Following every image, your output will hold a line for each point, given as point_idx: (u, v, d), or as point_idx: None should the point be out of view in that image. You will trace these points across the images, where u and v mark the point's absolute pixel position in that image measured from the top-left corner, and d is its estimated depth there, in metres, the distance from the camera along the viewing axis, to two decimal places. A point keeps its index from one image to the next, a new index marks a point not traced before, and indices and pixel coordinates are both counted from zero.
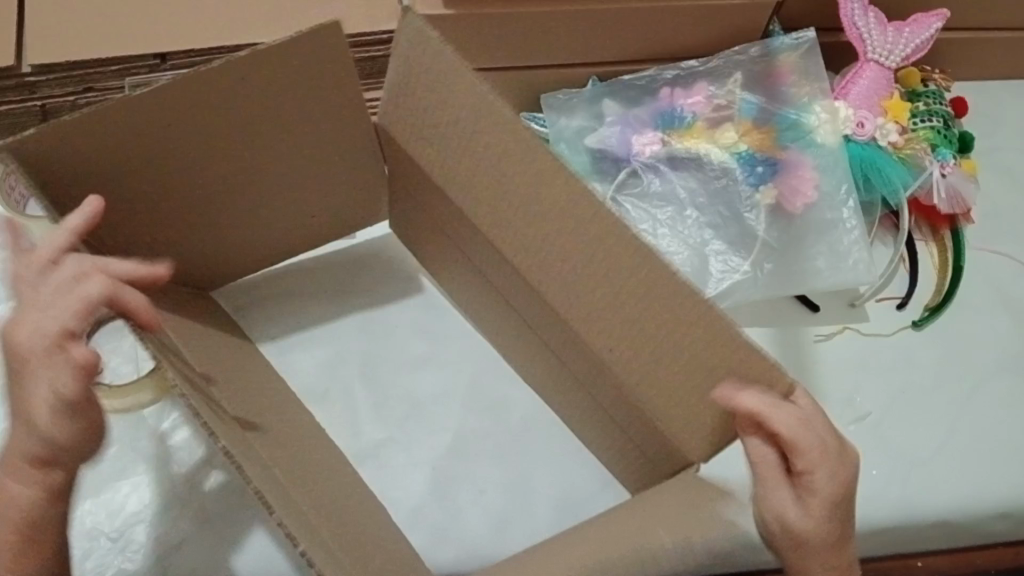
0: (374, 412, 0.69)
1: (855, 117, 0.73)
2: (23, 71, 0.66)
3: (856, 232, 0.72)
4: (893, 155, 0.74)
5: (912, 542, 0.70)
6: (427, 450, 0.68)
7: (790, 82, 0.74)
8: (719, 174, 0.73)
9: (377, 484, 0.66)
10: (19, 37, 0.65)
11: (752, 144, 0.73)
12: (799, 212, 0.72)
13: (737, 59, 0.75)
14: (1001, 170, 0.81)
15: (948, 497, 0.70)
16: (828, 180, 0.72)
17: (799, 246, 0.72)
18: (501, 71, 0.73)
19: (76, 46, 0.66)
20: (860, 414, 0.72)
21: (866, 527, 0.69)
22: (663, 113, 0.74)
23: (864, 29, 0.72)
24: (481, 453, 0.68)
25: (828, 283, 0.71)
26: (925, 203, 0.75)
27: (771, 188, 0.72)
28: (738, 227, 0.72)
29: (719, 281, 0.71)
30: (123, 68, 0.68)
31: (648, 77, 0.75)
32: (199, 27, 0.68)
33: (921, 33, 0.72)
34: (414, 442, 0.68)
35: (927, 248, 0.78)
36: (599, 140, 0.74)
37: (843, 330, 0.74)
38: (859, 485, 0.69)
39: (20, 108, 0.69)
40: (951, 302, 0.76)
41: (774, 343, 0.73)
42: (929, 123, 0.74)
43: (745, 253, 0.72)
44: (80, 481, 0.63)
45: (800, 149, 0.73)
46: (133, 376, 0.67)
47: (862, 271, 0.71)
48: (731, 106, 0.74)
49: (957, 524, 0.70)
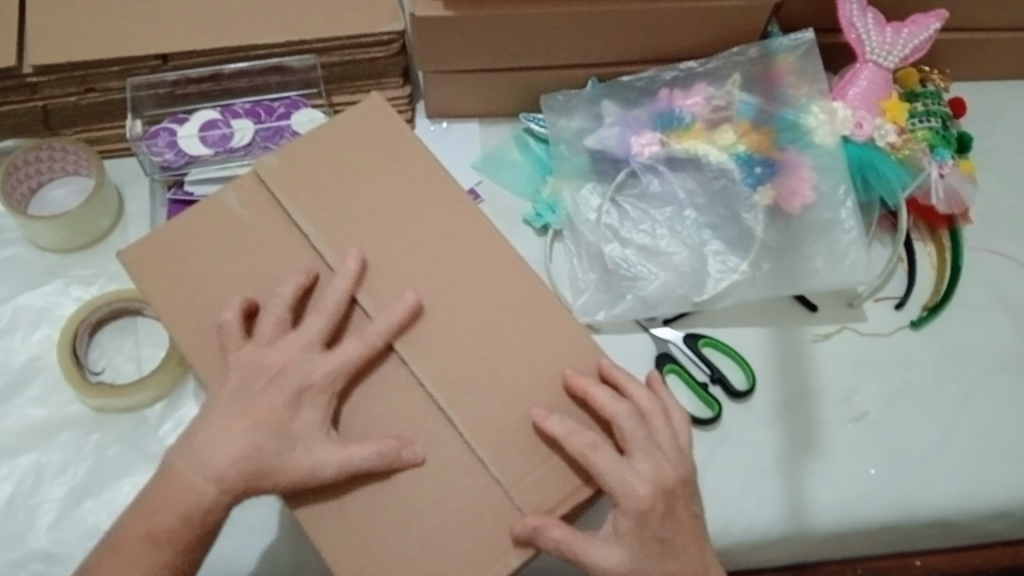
0: None
1: (854, 118, 0.73)
2: (25, 71, 0.66)
3: (853, 233, 0.72)
4: (892, 155, 0.74)
5: (909, 541, 0.71)
6: None
7: (789, 83, 0.74)
8: (718, 175, 0.73)
9: None
10: (20, 38, 0.66)
11: (751, 144, 0.74)
12: (796, 213, 0.72)
13: (737, 60, 0.75)
14: (1000, 171, 0.81)
15: (946, 496, 0.70)
16: (827, 181, 0.72)
17: (798, 246, 0.72)
18: (501, 73, 0.73)
19: (78, 44, 0.66)
20: (858, 413, 0.72)
21: (863, 525, 0.69)
22: (662, 114, 0.75)
23: (862, 30, 0.72)
24: None
25: (826, 283, 0.71)
26: (923, 204, 0.75)
27: (769, 188, 0.73)
28: (736, 227, 0.73)
29: (716, 283, 0.72)
30: (125, 69, 0.69)
31: (648, 78, 0.76)
32: (199, 27, 0.68)
33: (920, 34, 0.72)
34: None
35: (925, 248, 0.78)
36: (598, 140, 0.74)
37: (842, 329, 0.75)
38: (857, 485, 0.70)
39: (20, 108, 0.69)
40: (949, 302, 0.76)
41: (772, 344, 0.74)
42: (928, 124, 0.74)
43: (742, 253, 0.72)
44: (82, 480, 0.65)
45: (799, 150, 0.73)
46: (135, 375, 0.68)
47: (861, 271, 0.71)
48: (730, 107, 0.75)
49: (957, 524, 0.71)
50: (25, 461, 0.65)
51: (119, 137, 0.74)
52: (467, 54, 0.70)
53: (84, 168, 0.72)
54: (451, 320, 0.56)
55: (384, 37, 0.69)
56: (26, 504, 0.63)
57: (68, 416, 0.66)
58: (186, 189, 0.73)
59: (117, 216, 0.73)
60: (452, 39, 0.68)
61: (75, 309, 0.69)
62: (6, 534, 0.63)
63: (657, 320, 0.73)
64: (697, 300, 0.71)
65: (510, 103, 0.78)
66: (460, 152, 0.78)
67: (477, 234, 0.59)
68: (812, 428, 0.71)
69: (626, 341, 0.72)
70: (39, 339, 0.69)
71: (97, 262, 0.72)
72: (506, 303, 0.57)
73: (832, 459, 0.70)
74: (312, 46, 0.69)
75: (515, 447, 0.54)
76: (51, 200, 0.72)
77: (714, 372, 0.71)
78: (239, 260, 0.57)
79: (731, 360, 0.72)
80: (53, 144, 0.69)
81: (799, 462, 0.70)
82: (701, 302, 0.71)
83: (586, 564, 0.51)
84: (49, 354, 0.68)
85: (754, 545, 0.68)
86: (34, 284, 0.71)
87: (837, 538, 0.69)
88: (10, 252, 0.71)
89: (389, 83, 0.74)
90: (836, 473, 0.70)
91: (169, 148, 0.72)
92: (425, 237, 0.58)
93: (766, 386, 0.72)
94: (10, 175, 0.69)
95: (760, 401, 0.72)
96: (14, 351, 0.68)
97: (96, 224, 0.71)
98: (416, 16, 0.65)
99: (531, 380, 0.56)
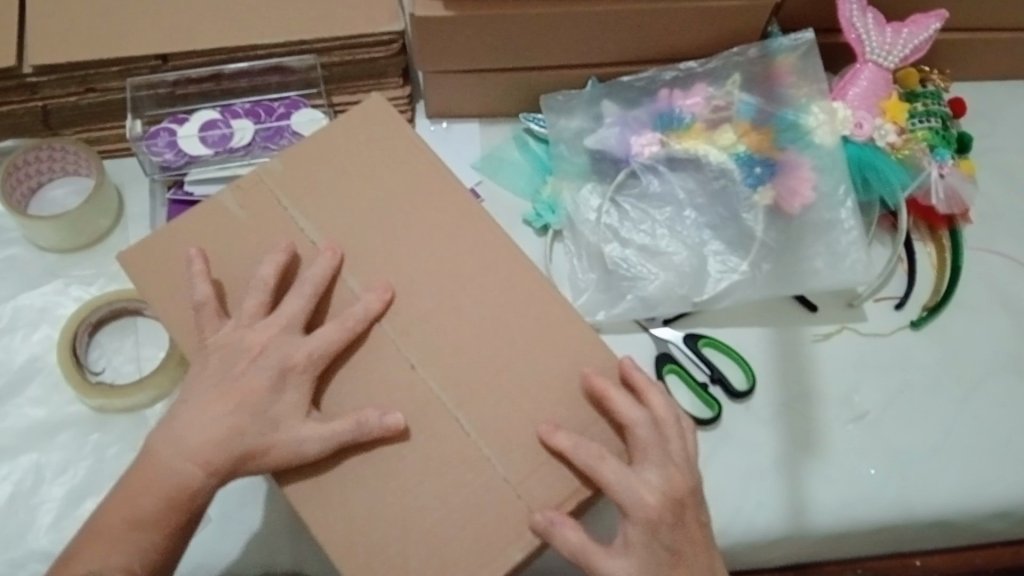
0: None
1: (853, 118, 0.73)
2: (25, 71, 0.66)
3: (853, 233, 0.72)
4: (892, 155, 0.74)
5: (910, 540, 0.71)
6: None
7: (789, 83, 0.74)
8: (717, 175, 0.73)
9: None
10: (20, 38, 0.66)
11: (751, 144, 0.74)
12: (796, 213, 0.72)
13: (737, 60, 0.75)
14: (1000, 171, 0.81)
15: (946, 496, 0.70)
16: (827, 181, 0.72)
17: (798, 246, 0.72)
18: (501, 73, 0.73)
19: (77, 44, 0.66)
20: (858, 413, 0.72)
21: (863, 526, 0.69)
22: (662, 114, 0.75)
23: (862, 29, 0.72)
24: None
25: (826, 283, 0.71)
26: (923, 204, 0.75)
27: (769, 188, 0.73)
28: (736, 228, 0.73)
29: (716, 283, 0.72)
30: (124, 69, 0.68)
31: (647, 78, 0.76)
32: (199, 28, 0.68)
33: (920, 34, 0.72)
34: None
35: (925, 248, 0.78)
36: (598, 141, 0.74)
37: (842, 329, 0.75)
38: (856, 485, 0.70)
39: (20, 109, 0.69)
40: (949, 302, 0.76)
41: (771, 344, 0.74)
42: (928, 124, 0.74)
43: (742, 253, 0.72)
44: (82, 480, 0.65)
45: (800, 150, 0.73)
46: (134, 375, 0.68)
47: (860, 271, 0.71)
48: (730, 107, 0.75)
49: (956, 524, 0.71)
50: (25, 461, 0.65)
51: (119, 137, 0.74)
52: (468, 54, 0.70)
53: (84, 168, 0.72)
54: (457, 322, 0.56)
55: (384, 37, 0.69)
56: (26, 504, 0.63)
57: (68, 416, 0.66)
58: (186, 189, 0.73)
59: (117, 216, 0.73)
60: (452, 39, 0.68)
61: (75, 308, 0.69)
62: (6, 534, 0.63)
63: (657, 320, 0.73)
64: (697, 300, 0.71)
65: (510, 102, 0.78)
66: (461, 152, 0.78)
67: (479, 231, 0.59)
68: (812, 428, 0.71)
69: (625, 342, 0.72)
70: (39, 339, 0.69)
71: (97, 263, 0.72)
72: (509, 302, 0.57)
73: (832, 459, 0.70)
74: (313, 46, 0.69)
75: (519, 448, 0.54)
76: (50, 200, 0.72)
77: (713, 372, 0.71)
78: (244, 264, 0.57)
79: (731, 360, 0.72)
80: (53, 145, 0.69)
81: (799, 462, 0.70)
82: (700, 302, 0.71)
83: (586, 565, 0.51)
84: (49, 354, 0.68)
85: (754, 545, 0.68)
86: (34, 284, 0.71)
87: (837, 539, 0.69)
88: (9, 252, 0.71)
89: (388, 83, 0.74)
90: (836, 473, 0.70)
91: (169, 148, 0.72)
92: (425, 237, 0.58)
93: (766, 387, 0.72)
94: (10, 175, 0.69)
95: (760, 401, 0.72)
96: (14, 351, 0.68)
97: (96, 224, 0.71)
98: (417, 16, 0.65)
99: (534, 381, 0.55)
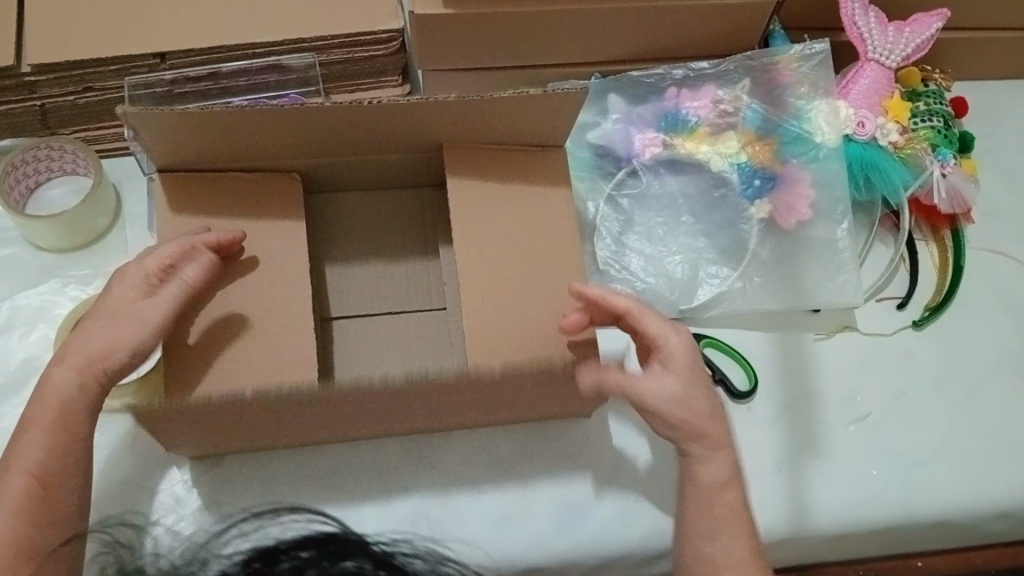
0: (404, 445, 0.66)
1: (855, 117, 0.73)
2: (24, 71, 0.66)
3: (847, 251, 0.73)
4: (893, 155, 0.74)
5: (911, 541, 0.71)
6: (455, 466, 0.66)
7: (793, 85, 0.74)
8: (717, 183, 0.74)
9: (377, 467, 0.65)
10: (20, 37, 0.66)
11: (752, 154, 0.74)
12: (794, 227, 0.73)
13: (749, 64, 0.74)
14: (1001, 170, 0.81)
15: (947, 497, 0.70)
16: (826, 196, 0.73)
17: (793, 256, 0.73)
18: (500, 71, 0.73)
19: (78, 45, 0.66)
20: (860, 414, 0.71)
21: (863, 527, 0.69)
22: (667, 114, 0.74)
23: (864, 29, 0.72)
24: (486, 471, 0.66)
25: (818, 298, 0.72)
26: (925, 203, 0.75)
27: (766, 202, 0.73)
28: (731, 236, 0.74)
29: (705, 291, 0.72)
30: (123, 67, 0.68)
31: (658, 75, 0.75)
32: (197, 28, 0.68)
33: (921, 33, 0.72)
34: (440, 459, 0.66)
35: (927, 248, 0.78)
36: (601, 137, 0.74)
37: (843, 329, 0.74)
38: (858, 486, 0.69)
39: (19, 108, 0.69)
40: (950, 302, 0.76)
41: (774, 346, 0.73)
42: (930, 123, 0.74)
43: (735, 263, 0.73)
44: None
45: (801, 161, 0.73)
46: None
47: (851, 287, 0.72)
48: (736, 114, 0.75)
49: (958, 524, 0.70)
50: None
51: (118, 136, 0.73)
52: (467, 52, 0.69)
53: (82, 168, 0.71)
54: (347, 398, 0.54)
55: (383, 37, 0.70)
56: None
57: None
58: None
59: (116, 215, 0.72)
60: (453, 38, 0.67)
61: (72, 307, 0.68)
62: None
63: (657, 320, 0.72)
64: (684, 308, 0.72)
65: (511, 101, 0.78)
66: None
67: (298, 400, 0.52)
68: (814, 429, 0.70)
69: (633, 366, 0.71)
70: (37, 339, 0.68)
71: (96, 263, 0.71)
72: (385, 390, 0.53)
73: (834, 459, 0.70)
74: (312, 44, 0.69)
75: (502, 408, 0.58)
76: (50, 200, 0.71)
77: (715, 372, 0.70)
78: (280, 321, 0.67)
79: (732, 360, 0.72)
80: (52, 144, 0.69)
81: (800, 462, 0.69)
82: (688, 310, 0.72)
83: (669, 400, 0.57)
84: (46, 354, 0.68)
85: (813, 537, 0.68)
86: (34, 283, 0.70)
87: (838, 539, 0.69)
88: (8, 251, 0.71)
89: (389, 81, 0.75)
90: (837, 473, 0.69)
91: None
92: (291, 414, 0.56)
93: (768, 388, 0.72)
94: (9, 174, 0.68)
95: (761, 400, 0.71)
96: (13, 350, 0.68)
97: (96, 223, 0.70)
98: (415, 14, 0.64)
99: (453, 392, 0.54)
